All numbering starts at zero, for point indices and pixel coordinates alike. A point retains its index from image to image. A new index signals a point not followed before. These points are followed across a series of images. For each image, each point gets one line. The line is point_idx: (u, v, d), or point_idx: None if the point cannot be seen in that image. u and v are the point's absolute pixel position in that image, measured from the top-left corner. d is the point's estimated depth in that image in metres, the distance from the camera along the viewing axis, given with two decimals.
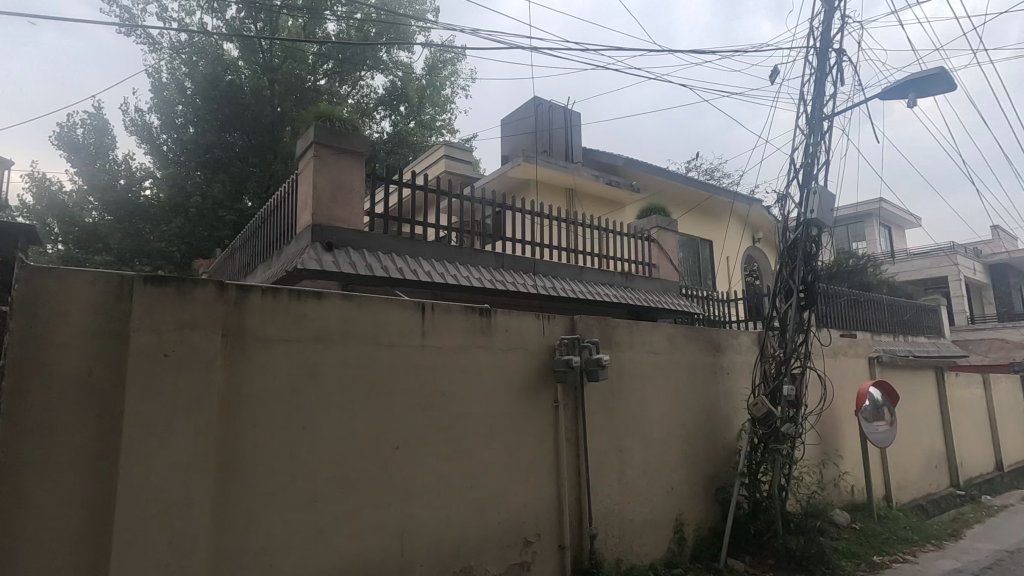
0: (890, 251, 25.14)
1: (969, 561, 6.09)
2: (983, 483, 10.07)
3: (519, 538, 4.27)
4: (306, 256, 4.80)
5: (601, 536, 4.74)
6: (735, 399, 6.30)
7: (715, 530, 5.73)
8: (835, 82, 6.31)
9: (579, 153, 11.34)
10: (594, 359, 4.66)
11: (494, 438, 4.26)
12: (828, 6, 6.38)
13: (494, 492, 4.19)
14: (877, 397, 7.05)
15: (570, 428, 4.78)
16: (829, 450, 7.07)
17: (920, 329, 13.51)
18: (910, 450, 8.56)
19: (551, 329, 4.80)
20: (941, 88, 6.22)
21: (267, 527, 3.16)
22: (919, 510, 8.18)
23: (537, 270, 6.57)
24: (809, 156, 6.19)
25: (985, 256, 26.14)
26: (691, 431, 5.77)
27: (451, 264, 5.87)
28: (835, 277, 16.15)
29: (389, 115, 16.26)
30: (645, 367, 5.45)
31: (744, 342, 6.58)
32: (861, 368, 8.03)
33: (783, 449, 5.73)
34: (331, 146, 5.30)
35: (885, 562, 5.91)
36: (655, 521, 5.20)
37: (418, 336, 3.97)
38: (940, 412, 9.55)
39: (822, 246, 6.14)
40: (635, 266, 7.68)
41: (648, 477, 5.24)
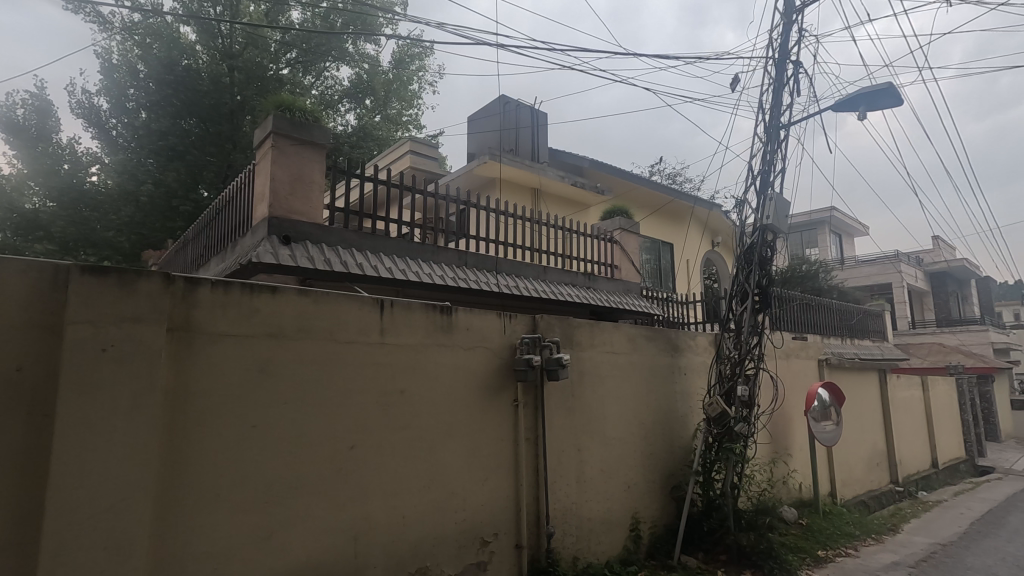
0: (840, 257, 26.24)
1: (906, 555, 6.39)
2: (920, 480, 10.63)
3: (477, 537, 4.25)
4: (262, 248, 4.64)
5: (558, 535, 4.77)
6: (691, 399, 6.43)
7: (670, 527, 5.84)
8: (792, 93, 6.54)
9: (545, 153, 11.37)
10: (555, 359, 4.69)
11: (452, 436, 4.22)
12: (787, 18, 6.59)
13: (452, 491, 4.15)
14: (825, 398, 7.27)
15: (530, 427, 4.78)
16: (779, 449, 7.31)
17: (866, 333, 14.15)
18: (854, 449, 8.95)
19: (513, 327, 4.79)
20: (890, 103, 6.51)
21: (214, 529, 3.04)
22: (862, 506, 8.56)
23: (499, 269, 6.54)
24: (766, 163, 6.38)
25: (926, 264, 27.61)
26: (650, 430, 5.86)
27: (413, 260, 5.78)
28: (789, 281, 16.77)
29: (354, 108, 16.01)
30: (605, 366, 5.50)
31: (701, 343, 6.74)
32: (811, 369, 8.33)
33: (736, 448, 5.86)
34: (290, 137, 5.14)
35: (829, 556, 6.15)
36: (612, 519, 5.26)
37: (377, 333, 3.89)
38: (882, 412, 10.02)
39: (776, 251, 6.34)
40: (598, 266, 7.75)
41: (605, 476, 5.30)
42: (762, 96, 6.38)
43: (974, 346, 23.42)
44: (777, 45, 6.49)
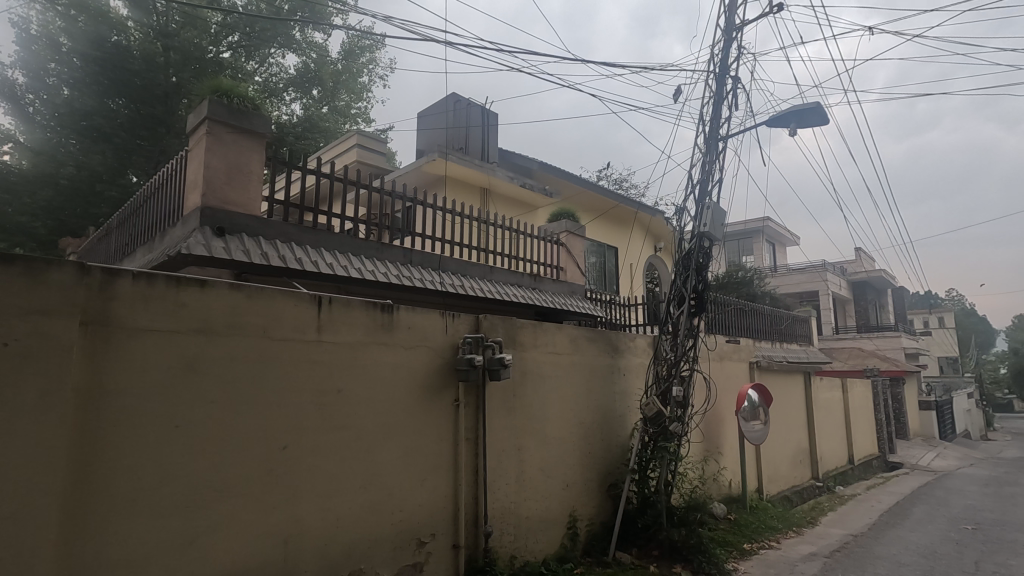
0: (773, 265, 27.65)
1: (822, 545, 6.83)
2: (837, 475, 11.37)
3: (413, 538, 4.20)
4: (192, 240, 4.42)
5: (496, 534, 4.79)
6: (630, 399, 6.62)
7: (606, 524, 5.98)
8: (730, 107, 6.83)
9: (494, 153, 11.39)
10: (497, 359, 4.71)
11: (391, 436, 4.16)
12: (728, 34, 6.89)
13: (390, 493, 4.09)
14: (755, 399, 7.62)
15: (471, 427, 4.78)
16: (711, 447, 7.63)
17: (793, 337, 14.99)
18: (780, 446, 9.45)
19: (455, 327, 4.77)
20: (818, 121, 6.92)
21: (130, 537, 2.87)
22: (785, 500, 9.08)
23: (445, 267, 6.49)
24: (706, 173, 6.64)
25: (849, 273, 29.55)
26: (589, 429, 5.98)
27: (356, 256, 5.65)
28: (725, 287, 17.53)
29: (300, 98, 15.51)
30: (547, 366, 5.57)
31: (640, 345, 6.94)
32: (742, 370, 8.73)
33: (671, 447, 6.07)
34: (227, 124, 4.91)
35: (753, 549, 6.48)
36: (550, 518, 5.33)
37: (313, 330, 3.78)
38: (806, 412, 10.64)
39: (712, 258, 6.61)
40: (544, 268, 7.83)
41: (545, 475, 5.36)
42: (703, 108, 6.63)
43: (888, 351, 25.30)
44: (717, 60, 6.77)
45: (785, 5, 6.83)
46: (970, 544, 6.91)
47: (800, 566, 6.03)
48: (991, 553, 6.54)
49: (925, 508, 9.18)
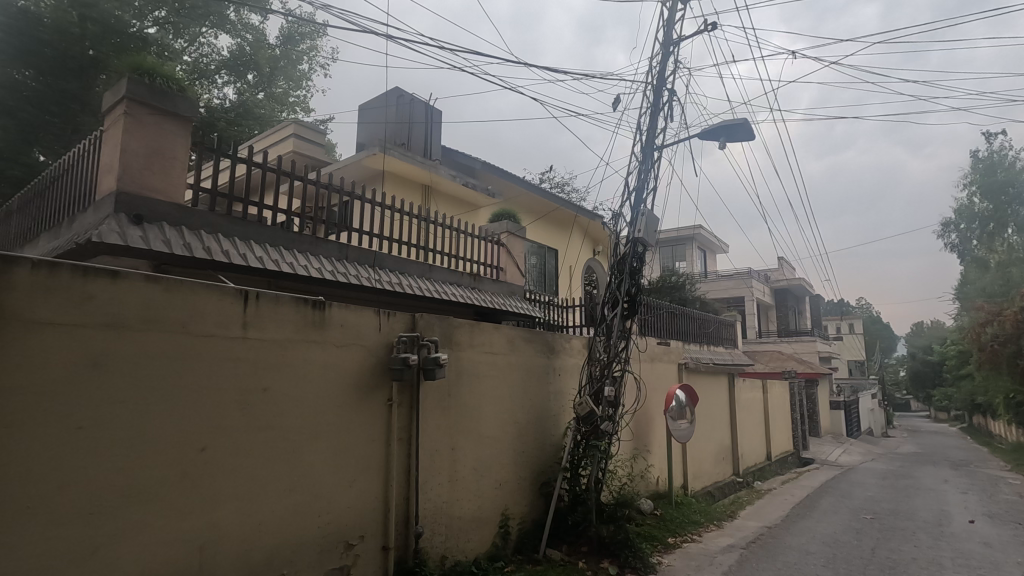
0: (705, 271, 28.95)
1: (739, 537, 7.24)
2: (756, 471, 12.07)
3: (341, 540, 4.10)
4: (105, 227, 4.11)
5: (426, 534, 4.75)
6: (564, 399, 6.74)
7: (538, 522, 6.07)
8: (666, 119, 7.11)
9: (437, 151, 11.29)
10: (432, 358, 4.67)
11: (320, 436, 4.04)
12: (665, 48, 7.17)
13: (317, 494, 3.97)
14: (682, 399, 7.94)
15: (404, 427, 4.72)
16: (640, 445, 7.90)
17: (720, 340, 15.77)
18: (705, 444, 9.93)
19: (390, 325, 4.70)
20: (745, 137, 7.33)
21: (22, 548, 2.64)
22: (708, 496, 9.54)
23: (382, 264, 6.37)
24: (641, 181, 6.87)
25: (773, 281, 31.39)
26: (523, 429, 6.04)
27: (288, 250, 5.45)
28: (659, 291, 18.19)
29: (234, 81, 14.74)
30: (483, 365, 5.58)
31: (576, 345, 7.08)
32: (671, 371, 9.09)
33: (602, 445, 6.24)
34: (148, 105, 4.60)
35: (676, 542, 6.78)
36: (482, 517, 5.34)
37: (238, 326, 3.62)
38: (729, 411, 11.22)
39: (644, 263, 6.85)
40: (484, 267, 7.83)
41: (478, 474, 5.37)
42: (640, 118, 6.87)
43: (804, 354, 27.13)
44: (655, 72, 7.03)
45: (718, 25, 7.18)
46: (868, 533, 7.54)
47: (719, 557, 6.36)
48: (886, 540, 7.15)
49: (831, 501, 9.92)
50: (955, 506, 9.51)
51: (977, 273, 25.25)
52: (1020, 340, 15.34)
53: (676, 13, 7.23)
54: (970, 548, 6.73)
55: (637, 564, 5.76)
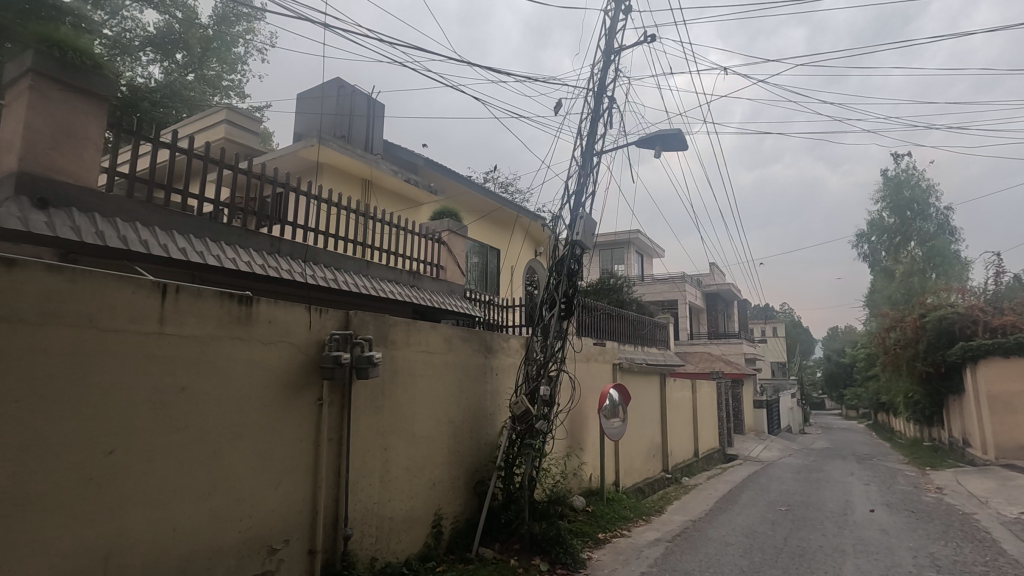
0: (641, 274, 29.80)
1: (665, 531, 7.53)
2: (684, 467, 12.60)
3: (263, 546, 3.94)
4: (4, 210, 3.76)
5: (356, 536, 4.66)
6: (499, 398, 6.76)
7: (471, 521, 6.07)
8: (606, 125, 7.29)
9: (379, 145, 11.07)
10: (365, 356, 4.59)
11: (243, 436, 3.87)
12: (607, 56, 7.35)
13: (238, 497, 3.81)
14: (615, 398, 8.16)
15: (334, 427, 4.59)
16: (573, 443, 8.06)
17: (653, 341, 16.34)
18: (636, 442, 10.27)
19: (322, 323, 4.56)
20: (679, 147, 7.64)
21: None
22: (638, 492, 9.87)
23: (316, 259, 6.17)
24: (580, 184, 7.02)
25: (704, 285, 32.82)
26: (458, 428, 6.02)
27: (214, 242, 5.17)
28: (597, 293, 18.63)
29: (160, 60, 13.76)
30: (418, 364, 5.52)
31: (513, 345, 7.14)
32: (605, 371, 9.33)
33: (536, 444, 6.32)
34: (58, 81, 4.25)
35: (606, 538, 6.97)
36: (413, 517, 5.29)
37: (155, 321, 3.42)
38: (660, 410, 11.65)
39: (583, 265, 7.01)
40: (424, 265, 7.73)
41: (411, 475, 5.32)
42: (581, 122, 7.02)
43: (731, 355, 28.61)
44: (596, 79, 7.21)
45: (656, 38, 7.45)
46: (782, 523, 8.04)
47: (645, 551, 6.59)
48: (797, 530, 7.66)
49: (750, 494, 10.52)
50: (859, 496, 10.31)
51: (884, 282, 27.43)
52: (918, 345, 16.79)
53: (617, 23, 7.44)
54: (870, 536, 7.33)
55: (567, 561, 5.89)
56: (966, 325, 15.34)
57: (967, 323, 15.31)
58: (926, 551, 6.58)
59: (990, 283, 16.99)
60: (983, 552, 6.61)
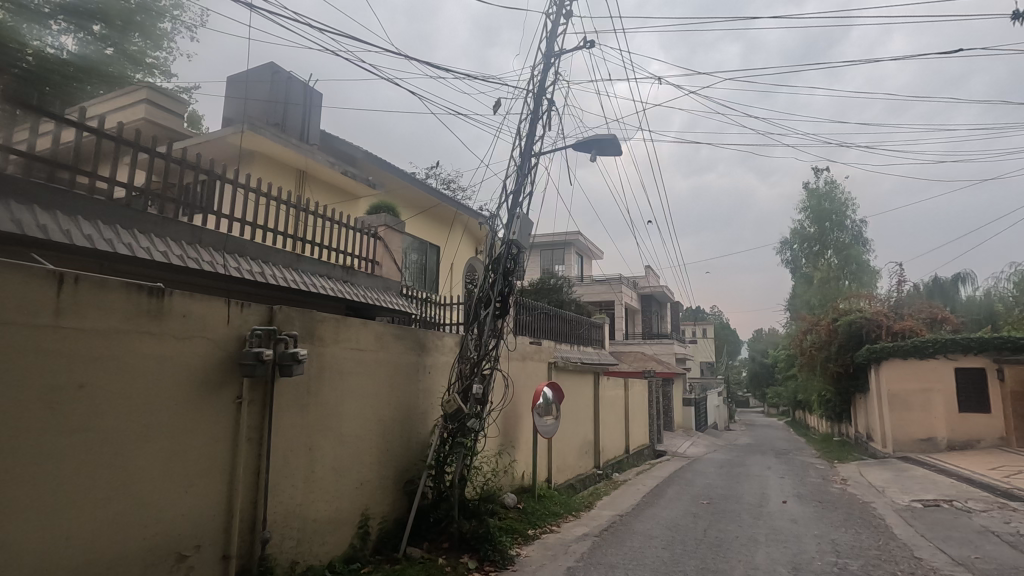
0: (581, 275, 30.36)
1: (592, 526, 7.74)
2: (615, 463, 12.99)
3: (171, 552, 3.72)
4: None
5: (275, 539, 4.48)
6: (432, 396, 6.71)
7: (399, 521, 6.00)
8: (544, 127, 7.38)
9: (316, 135, 10.70)
10: (289, 353, 4.43)
11: (151, 437, 3.65)
12: (547, 58, 7.45)
13: (145, 500, 3.59)
14: (549, 396, 8.27)
15: (254, 427, 4.40)
16: (505, 441, 8.11)
17: (590, 341, 16.70)
18: (569, 439, 10.47)
19: (243, 318, 4.37)
20: (614, 152, 7.85)
21: None
22: (570, 488, 10.06)
23: (241, 251, 5.88)
24: (518, 185, 7.07)
25: (640, 287, 33.88)
26: (388, 427, 5.93)
27: (125, 230, 4.83)
28: (536, 292, 18.82)
29: (74, 31, 11.50)
30: (347, 361, 5.39)
31: (448, 343, 7.10)
32: (540, 370, 9.45)
33: (467, 442, 6.32)
34: None
35: (535, 534, 7.08)
36: (339, 518, 5.17)
37: (50, 314, 3.17)
38: (594, 408, 11.92)
39: (519, 265, 7.07)
40: (359, 261, 7.54)
41: (337, 474, 5.19)
42: (521, 123, 7.06)
43: (663, 355, 29.71)
44: (536, 81, 7.28)
45: (595, 44, 7.62)
46: (703, 516, 8.44)
47: (572, 546, 6.75)
48: (716, 521, 8.06)
49: (676, 489, 10.98)
50: (774, 489, 10.98)
51: (803, 287, 29.29)
52: (831, 346, 18.07)
53: (559, 27, 7.55)
54: (781, 525, 7.83)
55: (496, 558, 5.93)
56: (872, 329, 16.68)
57: (873, 327, 16.63)
58: (828, 538, 7.12)
59: (894, 291, 18.51)
60: (878, 537, 7.21)
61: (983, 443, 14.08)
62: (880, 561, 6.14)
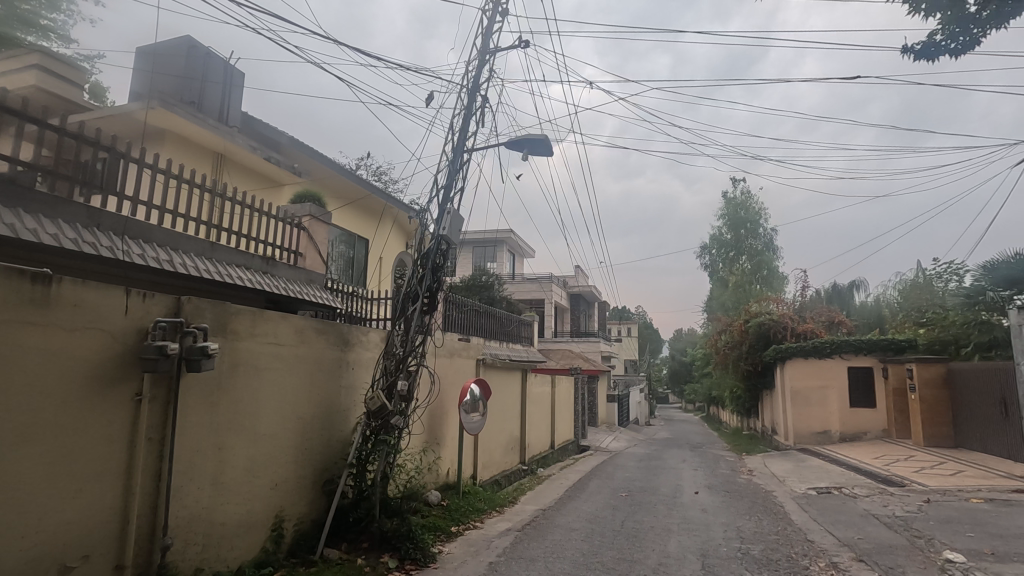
0: (512, 273, 30.62)
1: (515, 521, 7.83)
2: (540, 458, 13.22)
3: (55, 564, 3.40)
4: None
5: (176, 546, 4.19)
6: (355, 393, 6.53)
7: (317, 522, 5.80)
8: (477, 124, 7.36)
9: (236, 117, 10.09)
10: (198, 347, 4.16)
11: (32, 437, 3.31)
12: (482, 54, 7.44)
13: (25, 506, 3.25)
14: (476, 393, 8.25)
15: (157, 426, 4.10)
16: (430, 438, 8.03)
17: (519, 338, 16.88)
18: (495, 436, 10.53)
19: (145, 308, 4.05)
20: (545, 153, 7.97)
21: None
22: (494, 484, 10.12)
23: (147, 237, 5.44)
24: (449, 180, 7.01)
25: (570, 286, 34.63)
26: (308, 425, 5.72)
27: (9, 208, 4.33)
28: (467, 288, 18.80)
29: None
30: (264, 357, 5.13)
31: (373, 339, 6.94)
32: (468, 366, 9.43)
33: (391, 440, 6.20)
34: None
35: (458, 531, 7.07)
36: (250, 521, 4.92)
37: None
38: (521, 404, 12.06)
39: (448, 260, 7.03)
40: (280, 252, 7.19)
41: (250, 475, 4.93)
42: (454, 118, 7.00)
43: (589, 353, 30.55)
44: (470, 77, 7.25)
45: (529, 45, 7.69)
46: (622, 508, 8.76)
47: (495, 541, 6.79)
48: (633, 513, 8.40)
49: (597, 482, 11.34)
50: (688, 480, 11.60)
51: (719, 290, 31.08)
52: (742, 346, 19.32)
53: (494, 24, 7.56)
54: (693, 515, 8.27)
55: (417, 556, 5.83)
56: (778, 330, 18.02)
57: (779, 329, 17.99)
58: (734, 525, 7.61)
59: (798, 295, 20.06)
60: (777, 523, 7.79)
61: (869, 435, 15.40)
62: (778, 545, 6.64)
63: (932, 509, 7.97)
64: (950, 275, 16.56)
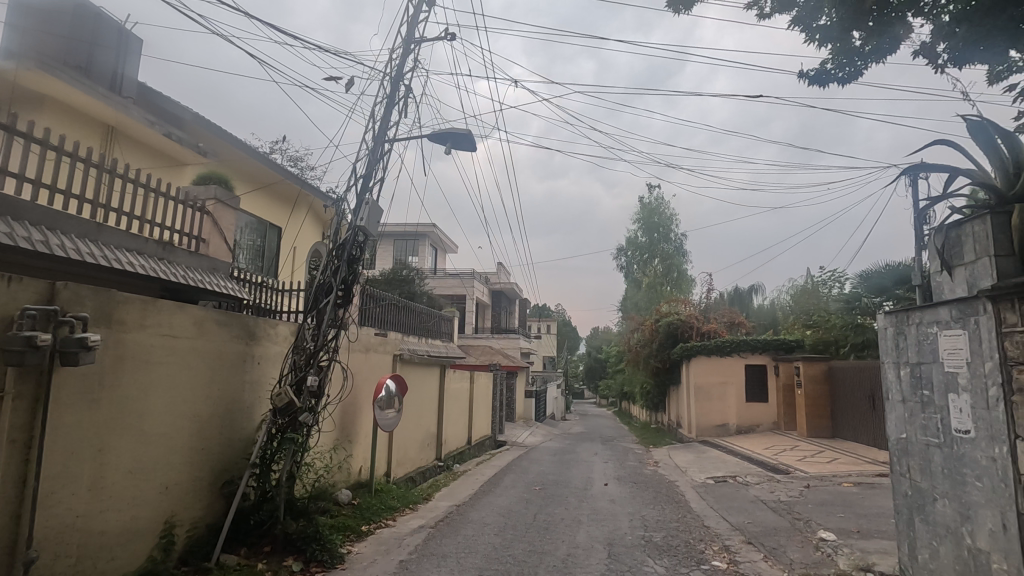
0: (433, 268, 30.30)
1: (429, 518, 7.75)
2: (456, 454, 13.19)
3: None
4: None
5: (42, 560, 3.77)
6: (261, 389, 6.18)
7: (214, 526, 5.44)
8: (399, 113, 7.18)
9: None
10: (75, 338, 3.76)
11: None
12: (407, 43, 7.26)
13: None
14: (392, 389, 8.06)
15: (23, 427, 3.66)
16: (341, 436, 7.76)
17: (438, 333, 16.74)
18: (411, 432, 10.37)
19: (10, 295, 3.61)
20: (469, 148, 7.93)
21: None
22: (409, 482, 9.96)
23: (21, 215, 4.83)
24: (368, 170, 6.79)
25: (491, 282, 34.80)
26: (206, 423, 5.34)
27: None
28: (387, 282, 18.38)
29: None
30: (156, 350, 4.72)
31: (281, 332, 6.59)
32: (384, 362, 9.21)
33: (298, 438, 5.92)
34: None
35: (369, 529, 6.90)
36: (135, 528, 4.52)
37: None
38: (438, 400, 11.96)
39: (365, 252, 6.84)
40: (180, 236, 6.64)
41: (135, 479, 4.53)
42: (375, 107, 6.78)
43: (509, 349, 30.88)
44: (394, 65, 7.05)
45: (455, 39, 7.63)
46: (535, 501, 8.92)
47: (406, 539, 6.69)
48: (545, 505, 8.59)
49: (512, 477, 11.48)
50: (599, 473, 12.04)
51: (633, 290, 32.49)
52: (652, 344, 20.36)
53: (420, 13, 7.40)
54: (602, 505, 8.61)
55: (323, 557, 5.61)
56: (685, 329, 19.12)
57: (686, 328, 19.08)
58: (639, 514, 8.00)
59: (704, 297, 21.43)
60: (678, 511, 8.28)
61: (762, 427, 16.75)
62: (678, 532, 7.05)
63: (811, 494, 8.80)
64: (834, 281, 18.45)
